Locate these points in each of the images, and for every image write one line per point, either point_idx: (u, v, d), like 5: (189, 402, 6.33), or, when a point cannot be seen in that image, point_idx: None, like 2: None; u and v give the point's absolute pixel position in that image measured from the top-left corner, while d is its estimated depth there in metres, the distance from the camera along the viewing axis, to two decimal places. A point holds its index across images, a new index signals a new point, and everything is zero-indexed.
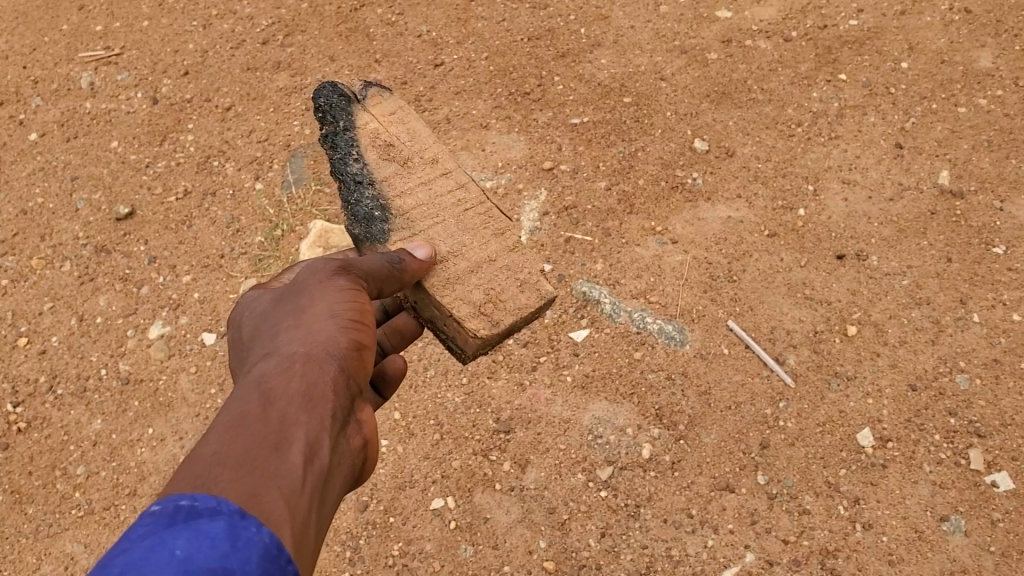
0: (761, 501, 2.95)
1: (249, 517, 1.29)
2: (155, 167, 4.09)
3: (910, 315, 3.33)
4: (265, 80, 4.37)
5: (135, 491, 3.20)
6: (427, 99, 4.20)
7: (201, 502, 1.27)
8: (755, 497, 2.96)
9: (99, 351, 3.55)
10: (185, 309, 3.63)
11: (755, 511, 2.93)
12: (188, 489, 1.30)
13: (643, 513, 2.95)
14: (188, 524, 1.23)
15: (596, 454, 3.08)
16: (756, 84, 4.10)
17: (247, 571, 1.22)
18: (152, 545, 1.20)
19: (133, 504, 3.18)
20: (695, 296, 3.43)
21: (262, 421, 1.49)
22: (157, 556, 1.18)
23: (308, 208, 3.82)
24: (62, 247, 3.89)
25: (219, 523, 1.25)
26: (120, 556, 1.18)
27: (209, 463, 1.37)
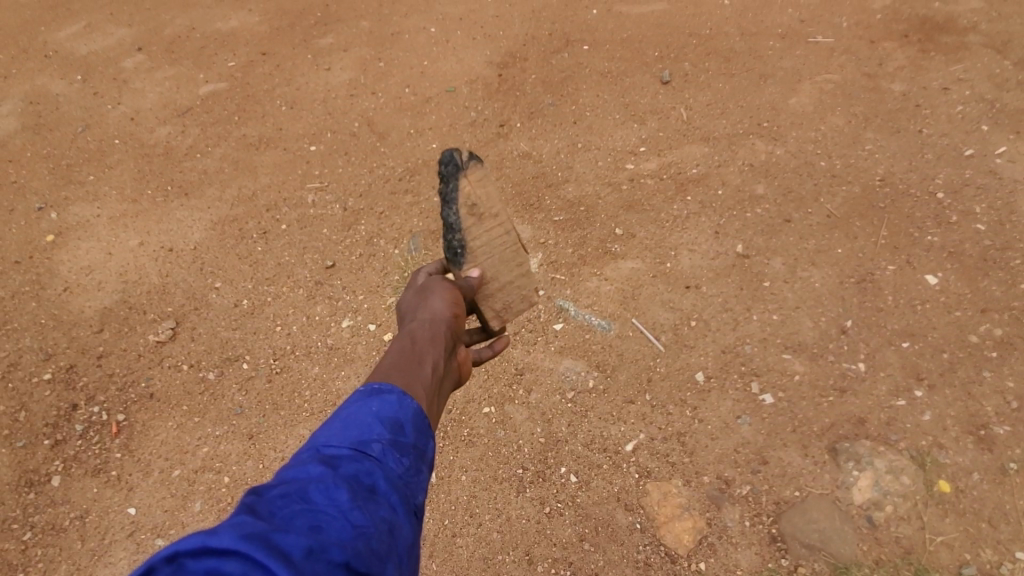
0: (820, 534, 2.17)
1: (401, 405, 1.20)
2: (102, 128, 3.72)
3: (1000, 300, 2.58)
4: (219, 44, 4.12)
5: (29, 484, 2.54)
6: (324, 59, 3.93)
7: (363, 401, 1.17)
8: (819, 534, 2.16)
9: (11, 314, 2.99)
10: (107, 274, 3.09)
11: (809, 546, 2.15)
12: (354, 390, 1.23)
13: (655, 544, 2.22)
14: (350, 419, 1.12)
15: (576, 460, 2.41)
16: (759, 52, 3.63)
17: (396, 480, 1.05)
18: (318, 446, 1.05)
19: (27, 503, 2.50)
20: (715, 279, 2.79)
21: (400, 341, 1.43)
22: (320, 468, 0.98)
23: (252, 166, 3.44)
24: (13, 205, 3.40)
25: (374, 418, 1.14)
26: (286, 467, 0.99)
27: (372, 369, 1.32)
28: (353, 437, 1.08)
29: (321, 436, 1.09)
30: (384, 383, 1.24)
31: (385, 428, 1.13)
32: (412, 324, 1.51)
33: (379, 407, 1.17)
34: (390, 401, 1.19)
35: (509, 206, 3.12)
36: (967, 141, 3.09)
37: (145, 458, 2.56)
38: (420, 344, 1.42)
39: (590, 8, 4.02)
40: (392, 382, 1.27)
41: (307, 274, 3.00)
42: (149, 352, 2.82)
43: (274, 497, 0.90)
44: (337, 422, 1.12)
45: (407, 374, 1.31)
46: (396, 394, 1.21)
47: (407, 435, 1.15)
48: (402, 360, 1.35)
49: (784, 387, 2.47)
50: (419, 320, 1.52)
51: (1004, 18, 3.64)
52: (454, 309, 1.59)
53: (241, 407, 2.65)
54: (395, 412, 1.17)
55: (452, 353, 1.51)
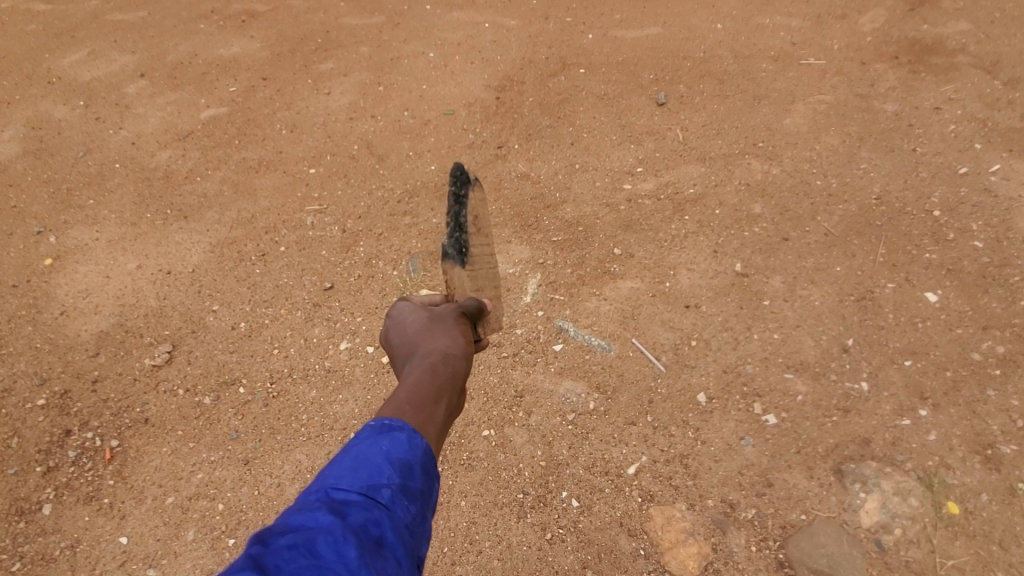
0: (828, 561, 2.11)
1: (414, 447, 1.22)
2: (102, 152, 3.74)
3: (1000, 316, 2.56)
4: (219, 68, 4.18)
5: (16, 515, 2.47)
6: (324, 83, 3.99)
7: (375, 441, 1.19)
8: (826, 565, 2.11)
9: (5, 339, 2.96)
10: (103, 300, 3.07)
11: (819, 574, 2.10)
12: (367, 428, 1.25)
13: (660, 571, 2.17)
14: (362, 460, 1.14)
15: (576, 488, 2.35)
16: (752, 73, 3.70)
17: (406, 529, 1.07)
18: (329, 489, 1.07)
19: (13, 534, 2.43)
20: (715, 298, 2.77)
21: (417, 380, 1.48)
22: (330, 515, 1.00)
23: (252, 189, 3.45)
24: (10, 229, 3.40)
25: (386, 460, 1.15)
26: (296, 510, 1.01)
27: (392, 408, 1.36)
28: (362, 481, 1.09)
29: (330, 476, 1.10)
30: (396, 420, 1.27)
31: (394, 470, 1.14)
32: (429, 360, 1.58)
33: (389, 447, 1.19)
34: (400, 441, 1.21)
35: (508, 226, 3.13)
36: (961, 159, 3.12)
37: (138, 485, 2.51)
38: (437, 381, 1.48)
39: (586, 32, 4.10)
40: (406, 421, 1.29)
41: (305, 296, 3.00)
42: (145, 376, 2.79)
43: (281, 547, 0.92)
44: (347, 461, 1.13)
45: (422, 413, 1.35)
46: (405, 433, 1.24)
47: (416, 478, 1.16)
48: (419, 396, 1.41)
49: (788, 408, 2.45)
50: (435, 356, 1.59)
51: (991, 40, 3.71)
52: (466, 349, 1.68)
53: (237, 431, 2.61)
54: (404, 453, 1.19)
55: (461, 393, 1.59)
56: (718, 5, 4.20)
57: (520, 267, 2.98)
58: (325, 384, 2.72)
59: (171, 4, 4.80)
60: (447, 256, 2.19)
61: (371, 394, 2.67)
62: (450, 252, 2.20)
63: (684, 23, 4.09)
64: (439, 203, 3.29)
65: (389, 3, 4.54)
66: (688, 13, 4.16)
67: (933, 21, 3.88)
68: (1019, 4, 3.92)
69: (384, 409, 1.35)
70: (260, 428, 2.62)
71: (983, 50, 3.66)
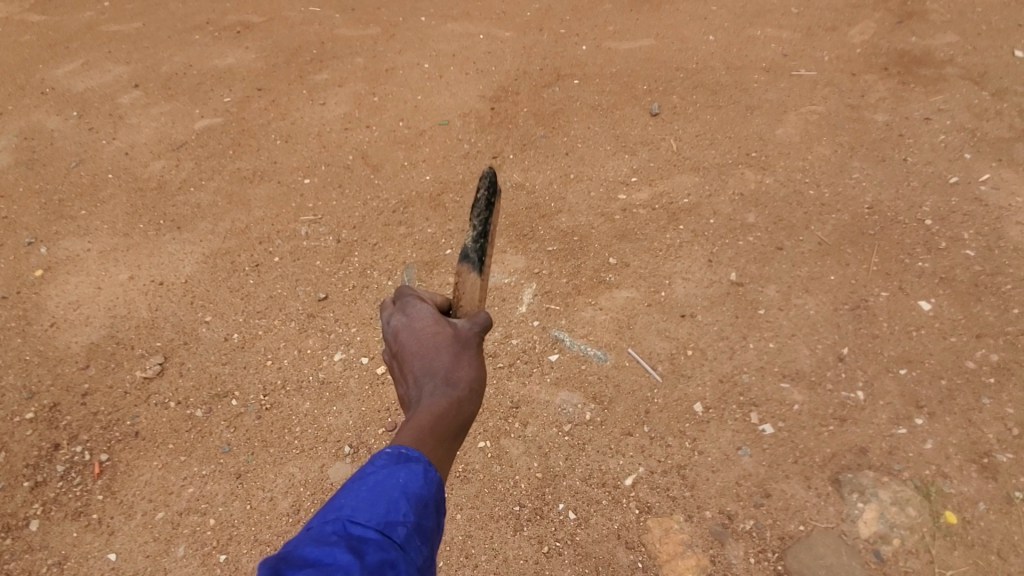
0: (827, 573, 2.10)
1: (430, 482, 1.18)
2: (95, 162, 3.72)
3: (994, 324, 2.58)
4: (214, 79, 4.18)
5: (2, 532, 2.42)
6: (319, 93, 4.00)
7: (393, 473, 1.15)
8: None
9: None
10: (95, 311, 3.04)
11: None
12: (385, 456, 1.19)
13: None
14: (380, 493, 1.09)
15: (574, 500, 2.33)
16: (744, 84, 3.74)
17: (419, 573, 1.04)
18: (346, 522, 1.03)
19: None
20: (710, 307, 2.77)
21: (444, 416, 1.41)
22: (349, 554, 0.96)
23: (246, 199, 3.44)
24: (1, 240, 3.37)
25: (404, 496, 1.11)
26: (312, 544, 0.97)
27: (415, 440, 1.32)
28: (380, 516, 1.05)
29: (346, 507, 1.06)
30: (413, 450, 1.23)
31: (410, 507, 1.10)
32: (454, 391, 1.47)
33: (406, 480, 1.15)
34: (416, 474, 1.17)
35: (503, 236, 3.13)
36: (952, 169, 3.15)
37: (128, 500, 2.47)
38: (460, 418, 1.44)
39: (580, 44, 4.13)
40: (422, 451, 1.27)
41: (299, 307, 2.98)
42: (136, 389, 2.76)
43: None
44: (364, 492, 1.09)
45: (441, 447, 1.34)
46: (421, 465, 1.20)
47: (430, 517, 1.13)
48: (441, 428, 1.37)
49: (784, 417, 2.44)
50: (461, 387, 1.49)
51: (979, 51, 3.77)
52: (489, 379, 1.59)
53: (229, 444, 2.58)
54: (420, 487, 1.15)
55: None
56: (710, 17, 4.25)
57: (516, 276, 2.97)
58: (319, 396, 2.69)
59: (166, 15, 4.81)
60: (465, 258, 1.72)
61: (366, 406, 2.65)
62: (471, 254, 1.73)
63: (677, 34, 4.13)
64: (434, 213, 3.28)
65: (384, 15, 4.57)
66: (680, 25, 4.21)
67: (921, 33, 3.94)
68: (1004, 17, 3.99)
69: (404, 437, 1.32)
70: (253, 441, 2.59)
71: (971, 61, 3.72)
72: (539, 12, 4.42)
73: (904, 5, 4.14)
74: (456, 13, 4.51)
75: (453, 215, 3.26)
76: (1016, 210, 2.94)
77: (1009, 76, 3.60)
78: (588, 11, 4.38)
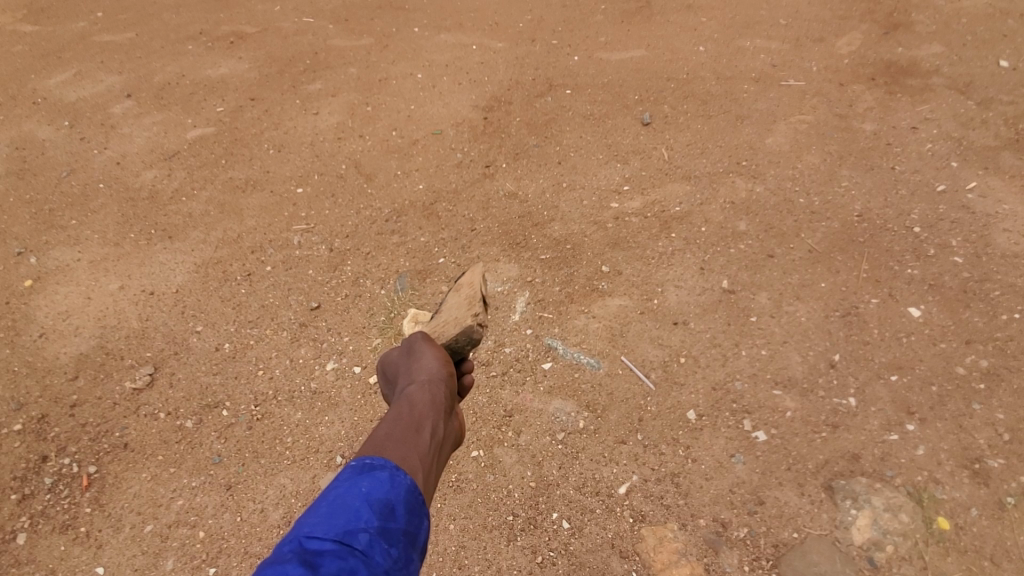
0: None
1: (395, 485, 1.25)
2: (87, 171, 3.71)
3: (983, 330, 2.60)
4: (207, 89, 4.18)
5: None
6: (313, 103, 4.01)
7: (354, 486, 1.21)
8: None
9: None
10: (85, 321, 3.01)
11: None
12: (348, 471, 1.26)
13: None
14: (339, 506, 1.15)
15: (567, 508, 2.32)
16: (733, 93, 3.78)
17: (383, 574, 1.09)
18: (301, 539, 1.08)
19: None
20: (702, 315, 2.78)
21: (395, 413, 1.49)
22: (302, 566, 1.00)
23: (239, 209, 3.43)
24: None
25: (364, 503, 1.17)
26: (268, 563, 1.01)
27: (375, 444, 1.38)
28: (339, 526, 1.11)
29: (305, 525, 1.11)
30: (378, 459, 1.30)
31: (373, 513, 1.16)
32: (408, 390, 1.57)
33: (369, 487, 1.21)
34: (381, 481, 1.23)
35: (496, 245, 3.14)
36: (939, 177, 3.20)
37: (116, 513, 2.43)
38: (417, 411, 1.48)
39: (572, 54, 4.17)
40: (387, 457, 1.32)
41: (290, 316, 2.96)
42: (125, 400, 2.73)
43: None
44: (323, 508, 1.15)
45: (403, 446, 1.36)
46: (387, 472, 1.26)
47: (398, 519, 1.18)
48: (398, 429, 1.42)
49: (777, 424, 2.45)
50: (414, 385, 1.58)
51: (964, 62, 3.84)
52: (444, 369, 1.65)
53: (219, 455, 2.55)
54: (384, 492, 1.21)
55: (449, 417, 1.58)
56: (700, 28, 4.30)
57: (509, 284, 2.98)
58: (311, 405, 2.68)
59: (159, 25, 4.82)
60: None
61: (358, 415, 2.63)
62: None
63: (668, 45, 4.18)
64: (427, 221, 3.29)
65: (378, 25, 4.59)
66: (671, 36, 4.26)
67: (907, 44, 4.01)
68: (988, 28, 4.06)
69: (366, 447, 1.37)
70: (244, 451, 2.56)
71: (956, 72, 3.78)
72: (531, 23, 4.47)
73: (890, 17, 4.21)
74: (449, 24, 4.55)
75: (446, 224, 3.26)
76: (1003, 217, 2.98)
77: (994, 86, 3.65)
78: (580, 22, 4.43)
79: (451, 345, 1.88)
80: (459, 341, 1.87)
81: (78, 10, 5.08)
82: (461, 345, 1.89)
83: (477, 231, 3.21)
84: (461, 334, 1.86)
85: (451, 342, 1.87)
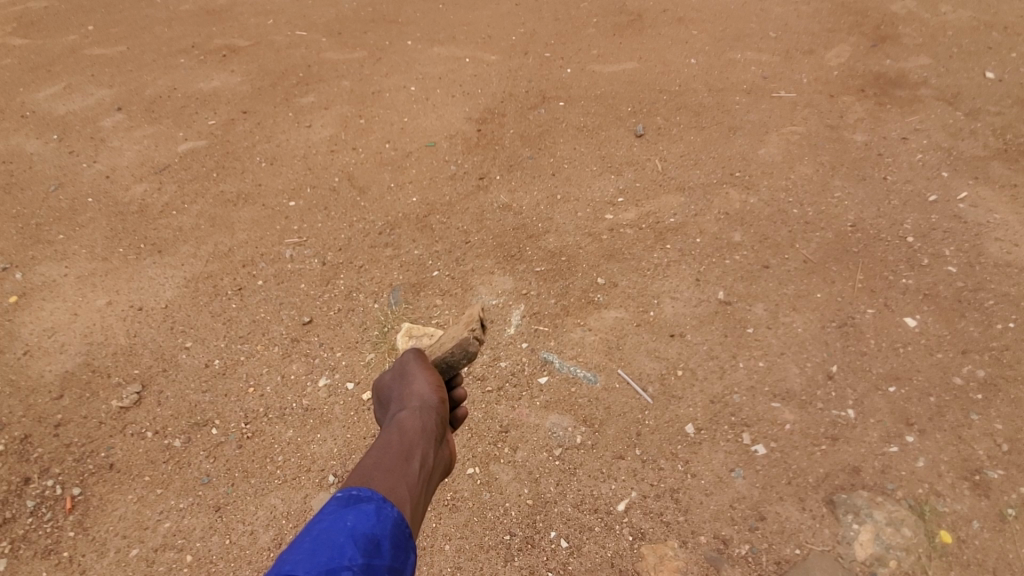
0: None
1: (381, 520, 1.20)
2: (76, 185, 3.67)
3: (978, 340, 2.60)
4: (199, 102, 4.17)
5: None
6: (306, 114, 4.01)
7: (337, 522, 1.15)
8: None
9: None
10: (72, 337, 2.95)
11: None
12: (334, 504, 1.21)
13: None
14: (323, 541, 1.10)
15: (565, 525, 2.28)
16: (724, 104, 3.82)
17: None
18: None
19: None
20: (697, 328, 2.77)
21: (385, 442, 1.45)
22: None
23: (230, 222, 3.40)
24: None
25: (349, 542, 1.12)
26: None
27: (363, 471, 1.34)
28: (321, 564, 1.06)
29: (287, 562, 1.06)
30: (363, 490, 1.26)
31: (358, 549, 1.12)
32: (398, 417, 1.54)
33: (355, 521, 1.17)
34: (367, 514, 1.19)
35: (491, 257, 3.12)
36: (930, 187, 3.22)
37: (101, 536, 2.37)
38: (407, 439, 1.45)
39: (565, 67, 4.19)
40: (373, 488, 1.28)
41: (282, 331, 2.92)
42: (111, 419, 2.67)
43: None
44: (307, 544, 1.10)
45: (392, 475, 1.33)
46: (373, 504, 1.23)
47: (383, 555, 1.14)
48: (387, 458, 1.38)
49: (776, 437, 2.43)
50: (405, 411, 1.55)
51: (951, 74, 3.89)
52: (437, 394, 1.62)
53: (208, 476, 2.50)
54: (370, 527, 1.17)
55: (440, 444, 1.54)
56: (691, 41, 4.34)
57: (503, 297, 2.96)
58: (305, 422, 2.63)
59: (151, 39, 4.80)
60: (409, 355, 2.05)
61: (351, 432, 2.58)
62: None
63: (659, 57, 4.22)
64: (420, 234, 3.27)
65: (371, 38, 4.60)
66: (663, 49, 4.29)
67: (895, 56, 4.06)
68: (974, 39, 4.12)
69: (352, 475, 1.33)
70: (234, 471, 2.51)
71: (943, 82, 3.84)
72: (524, 36, 4.49)
73: (877, 30, 4.28)
74: (443, 37, 4.56)
75: (440, 237, 3.24)
76: (994, 226, 3.00)
77: (981, 97, 3.70)
78: (572, 35, 4.46)
79: (446, 359, 1.83)
80: (454, 354, 1.83)
81: (69, 24, 5.06)
82: (456, 360, 1.84)
83: (471, 244, 3.19)
84: (457, 347, 1.82)
85: (445, 356, 1.82)
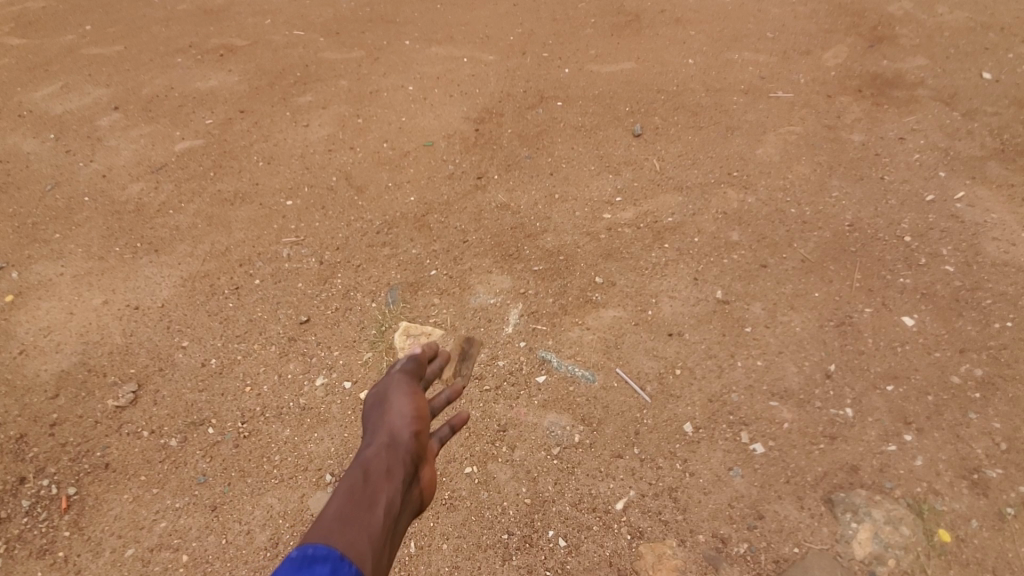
0: None
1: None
2: (73, 184, 3.66)
3: (976, 338, 2.61)
4: (196, 101, 4.16)
5: None
6: (303, 114, 4.00)
7: None
8: None
9: None
10: (68, 336, 2.94)
11: None
12: (290, 563, 1.14)
13: None
14: None
15: (563, 524, 2.28)
16: (722, 104, 3.82)
17: None
18: None
19: None
20: (695, 327, 2.76)
21: (352, 485, 1.40)
22: None
23: (228, 221, 3.39)
24: None
25: None
26: None
27: (325, 520, 1.28)
28: None
29: None
30: (320, 548, 1.17)
31: None
32: (367, 457, 1.50)
33: None
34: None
35: (489, 257, 3.12)
36: (927, 187, 3.22)
37: (96, 536, 2.35)
38: (372, 484, 1.40)
39: (563, 67, 4.20)
40: (332, 543, 1.20)
41: (279, 330, 2.91)
42: (107, 418, 2.66)
43: None
44: None
45: (354, 527, 1.26)
46: (329, 564, 1.13)
47: None
48: (349, 508, 1.31)
49: (774, 436, 2.43)
50: (374, 450, 1.51)
51: (948, 74, 3.90)
52: (409, 430, 1.57)
53: (204, 475, 2.48)
54: None
55: (410, 485, 1.48)
56: (689, 42, 4.35)
57: (501, 297, 2.95)
58: (303, 421, 2.62)
59: (148, 38, 4.79)
60: None
61: (348, 431, 2.57)
62: None
63: (657, 58, 4.22)
64: (419, 233, 3.27)
65: (369, 38, 4.60)
66: (661, 49, 4.30)
67: (892, 56, 4.07)
68: (970, 40, 4.14)
69: (314, 527, 1.26)
70: (230, 470, 2.50)
71: (939, 82, 3.85)
72: (522, 36, 4.49)
73: (874, 30, 4.29)
74: (440, 37, 4.56)
75: (437, 236, 3.24)
76: (992, 226, 3.01)
77: (978, 97, 3.71)
78: (570, 35, 4.46)
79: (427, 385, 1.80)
80: None
81: (66, 24, 5.05)
82: None
83: (469, 243, 3.19)
84: None
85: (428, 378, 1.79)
